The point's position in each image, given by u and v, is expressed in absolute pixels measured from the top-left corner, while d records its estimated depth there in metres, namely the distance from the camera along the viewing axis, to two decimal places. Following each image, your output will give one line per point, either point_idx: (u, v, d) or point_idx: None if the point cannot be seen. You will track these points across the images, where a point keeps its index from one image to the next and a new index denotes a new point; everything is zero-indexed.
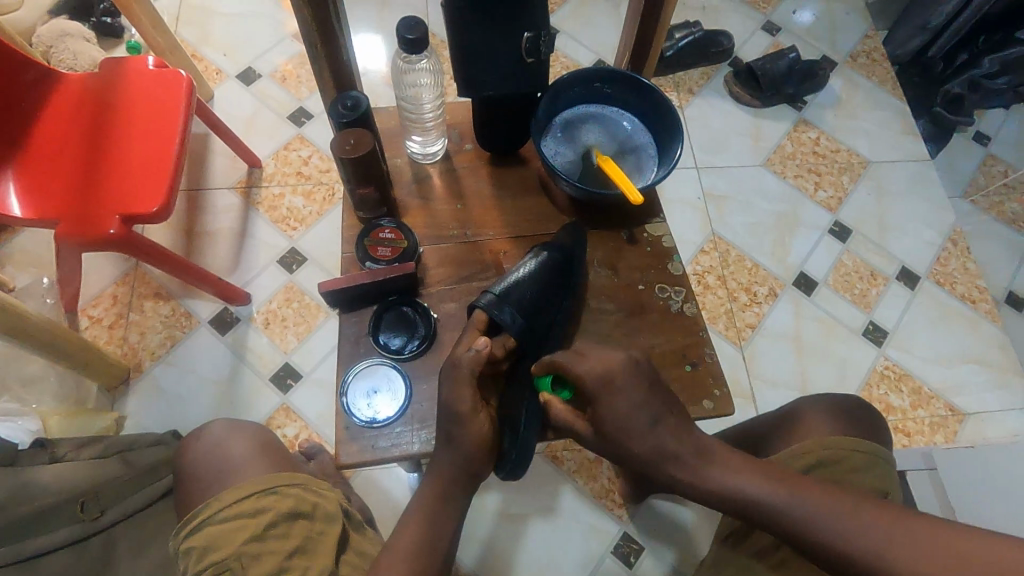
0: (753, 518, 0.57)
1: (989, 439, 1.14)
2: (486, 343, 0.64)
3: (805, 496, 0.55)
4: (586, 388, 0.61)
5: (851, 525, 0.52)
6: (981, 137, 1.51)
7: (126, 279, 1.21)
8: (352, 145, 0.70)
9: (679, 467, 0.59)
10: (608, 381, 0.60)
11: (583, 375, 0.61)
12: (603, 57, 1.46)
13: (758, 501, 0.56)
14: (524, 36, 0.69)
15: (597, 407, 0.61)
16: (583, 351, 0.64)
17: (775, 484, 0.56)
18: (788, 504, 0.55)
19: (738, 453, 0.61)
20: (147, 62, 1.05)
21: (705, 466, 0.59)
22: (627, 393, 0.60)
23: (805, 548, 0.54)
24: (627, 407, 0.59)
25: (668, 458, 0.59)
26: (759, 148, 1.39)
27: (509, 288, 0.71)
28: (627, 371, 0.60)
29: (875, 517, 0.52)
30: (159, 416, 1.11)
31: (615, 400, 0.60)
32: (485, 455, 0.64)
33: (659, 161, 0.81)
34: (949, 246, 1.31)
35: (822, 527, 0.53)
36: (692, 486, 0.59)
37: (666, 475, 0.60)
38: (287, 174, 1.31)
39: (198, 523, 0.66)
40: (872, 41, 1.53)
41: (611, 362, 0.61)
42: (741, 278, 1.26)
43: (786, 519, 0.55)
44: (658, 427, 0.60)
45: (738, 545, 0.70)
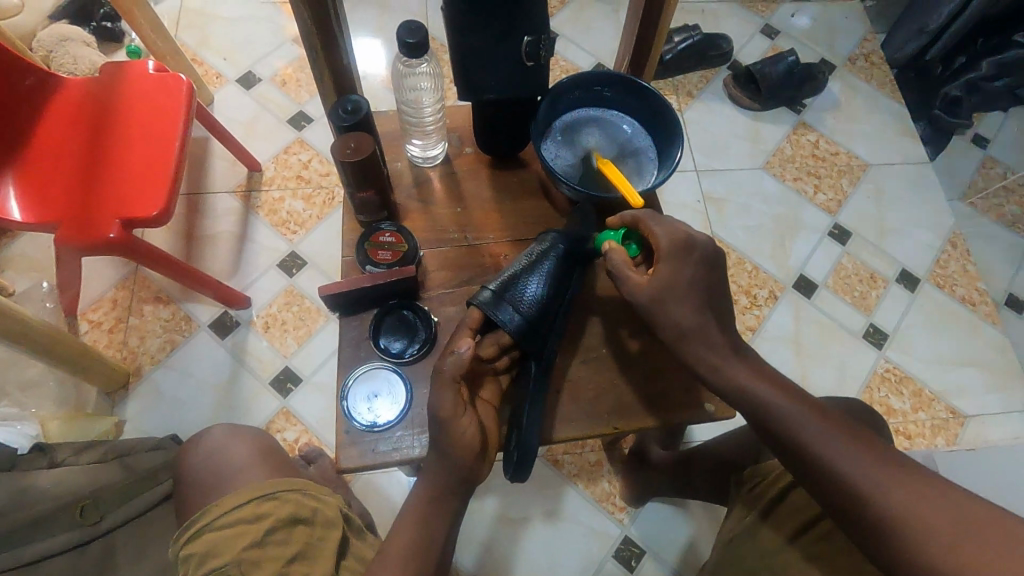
0: (763, 426, 0.58)
1: (990, 441, 1.14)
2: (468, 347, 0.64)
3: (819, 420, 0.55)
4: (659, 243, 0.63)
5: (854, 457, 0.52)
6: (979, 140, 1.51)
7: (126, 283, 1.21)
8: (352, 149, 0.70)
9: (710, 351, 0.61)
10: (685, 245, 0.63)
11: (658, 233, 0.63)
12: (602, 61, 1.46)
13: (772, 408, 0.57)
14: (524, 40, 0.69)
15: (661, 262, 0.62)
16: (666, 218, 0.65)
17: (797, 404, 0.57)
18: (801, 420, 0.56)
19: (772, 370, 0.62)
20: (148, 67, 1.05)
21: (734, 361, 0.61)
22: (689, 264, 0.62)
23: (802, 468, 0.54)
24: (689, 274, 0.62)
25: (703, 337, 0.61)
26: (758, 151, 1.39)
27: (508, 283, 0.69)
28: (705, 247, 0.63)
29: (882, 461, 0.52)
30: (159, 420, 1.11)
31: (682, 264, 0.62)
32: (475, 461, 0.63)
33: (659, 164, 0.81)
34: (949, 249, 1.32)
35: (826, 445, 0.53)
36: (715, 372, 0.61)
37: (691, 354, 0.62)
38: (287, 178, 1.31)
39: (196, 530, 0.66)
40: (870, 45, 1.54)
41: (690, 232, 0.64)
42: (741, 281, 1.26)
43: (794, 434, 0.55)
44: (705, 312, 0.62)
45: (765, 522, 0.69)
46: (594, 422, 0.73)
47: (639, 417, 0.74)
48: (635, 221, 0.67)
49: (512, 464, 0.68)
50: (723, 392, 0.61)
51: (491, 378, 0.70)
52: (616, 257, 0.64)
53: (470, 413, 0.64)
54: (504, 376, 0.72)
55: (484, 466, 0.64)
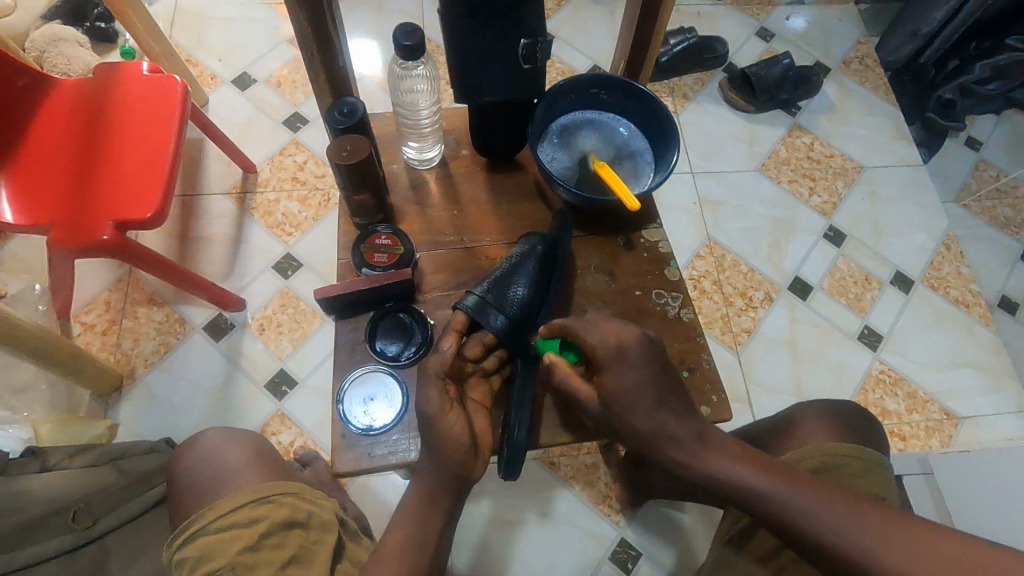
0: (749, 508, 0.56)
1: (984, 443, 1.15)
2: (451, 345, 0.66)
3: (802, 491, 0.54)
4: (595, 356, 0.62)
5: (846, 527, 0.51)
6: (972, 143, 1.52)
7: (120, 285, 1.20)
8: (348, 152, 0.70)
9: (677, 448, 0.59)
10: (619, 352, 0.61)
11: (592, 346, 0.62)
12: (598, 63, 1.46)
13: (753, 490, 0.56)
14: (521, 43, 0.69)
15: (602, 375, 0.62)
16: (596, 323, 0.64)
17: (774, 479, 0.56)
18: (781, 495, 0.54)
19: (739, 445, 0.60)
20: (142, 68, 1.04)
21: (705, 449, 0.59)
22: (632, 368, 0.61)
23: (798, 544, 0.54)
24: (633, 379, 0.60)
25: (668, 438, 0.59)
26: (753, 154, 1.40)
27: (493, 286, 0.69)
28: (642, 347, 0.61)
29: (873, 521, 0.51)
30: (152, 423, 1.10)
31: (624, 370, 0.60)
32: (466, 457, 0.63)
33: (655, 167, 0.81)
34: (943, 251, 1.32)
35: (815, 516, 0.53)
36: (686, 467, 0.59)
37: (663, 455, 0.60)
38: (282, 180, 1.31)
39: (190, 533, 0.65)
40: (865, 47, 1.54)
41: (622, 336, 0.62)
42: (737, 283, 1.26)
43: (783, 515, 0.54)
44: (662, 409, 0.60)
45: (739, 549, 0.70)
46: (589, 426, 0.73)
47: None
48: (563, 330, 0.66)
49: (504, 466, 0.68)
50: (697, 482, 0.59)
51: (481, 378, 0.70)
52: (560, 371, 0.65)
53: (458, 409, 0.64)
54: (496, 379, 0.72)
55: (477, 463, 0.64)
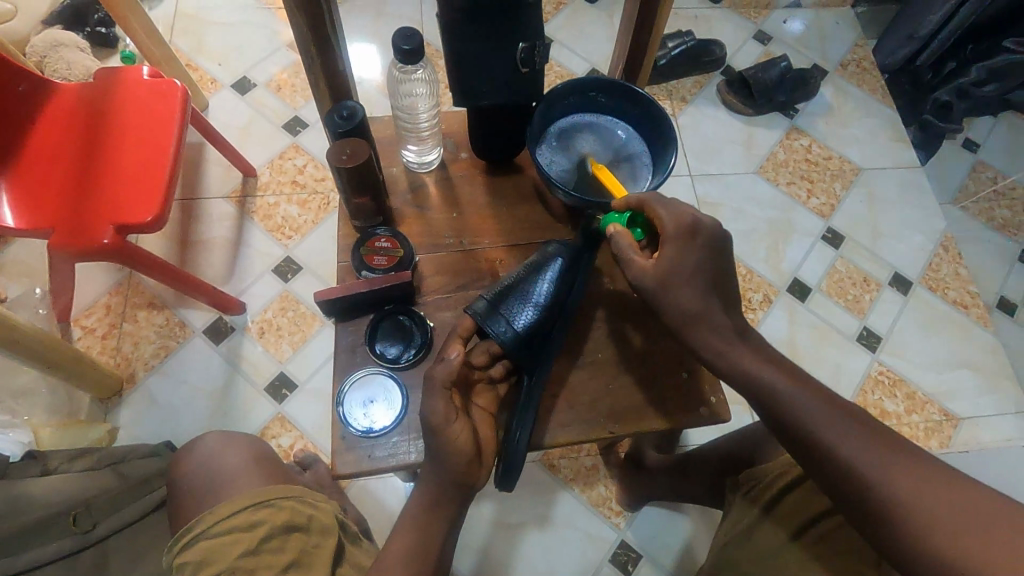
0: (766, 409, 0.57)
1: (983, 444, 1.15)
2: (458, 354, 0.64)
3: (823, 404, 0.55)
4: (665, 226, 0.62)
5: (856, 443, 0.52)
6: (969, 144, 1.52)
7: (120, 289, 1.21)
8: (348, 155, 0.70)
9: (716, 335, 0.60)
10: (691, 229, 0.61)
11: (663, 215, 0.62)
12: (597, 66, 1.47)
13: (776, 392, 0.57)
14: (519, 47, 0.70)
15: (666, 245, 0.61)
16: (675, 201, 0.64)
17: (800, 386, 0.57)
18: (804, 405, 0.55)
19: (773, 352, 0.61)
20: (142, 72, 1.05)
21: (740, 344, 0.60)
22: (694, 250, 0.61)
23: (808, 453, 0.54)
24: (692, 259, 0.61)
25: (708, 322, 0.61)
26: (752, 156, 1.40)
27: (505, 294, 0.69)
28: (711, 230, 0.62)
29: (889, 450, 0.51)
30: (152, 427, 1.10)
31: (685, 248, 0.61)
32: (470, 467, 0.63)
33: (653, 169, 0.81)
34: (941, 252, 1.33)
35: (832, 432, 0.53)
36: (720, 357, 0.60)
37: (697, 339, 0.61)
38: (282, 183, 1.31)
39: (190, 538, 0.65)
40: (862, 50, 1.55)
41: (697, 215, 0.63)
42: (735, 285, 1.26)
43: (800, 420, 0.55)
44: (711, 296, 0.61)
45: (768, 522, 0.69)
46: (589, 427, 0.74)
47: (636, 421, 0.74)
48: (641, 207, 0.66)
49: (500, 474, 0.69)
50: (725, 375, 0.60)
51: (486, 386, 0.70)
52: (621, 240, 0.63)
53: (463, 419, 0.63)
54: (501, 385, 0.71)
55: (478, 472, 0.64)
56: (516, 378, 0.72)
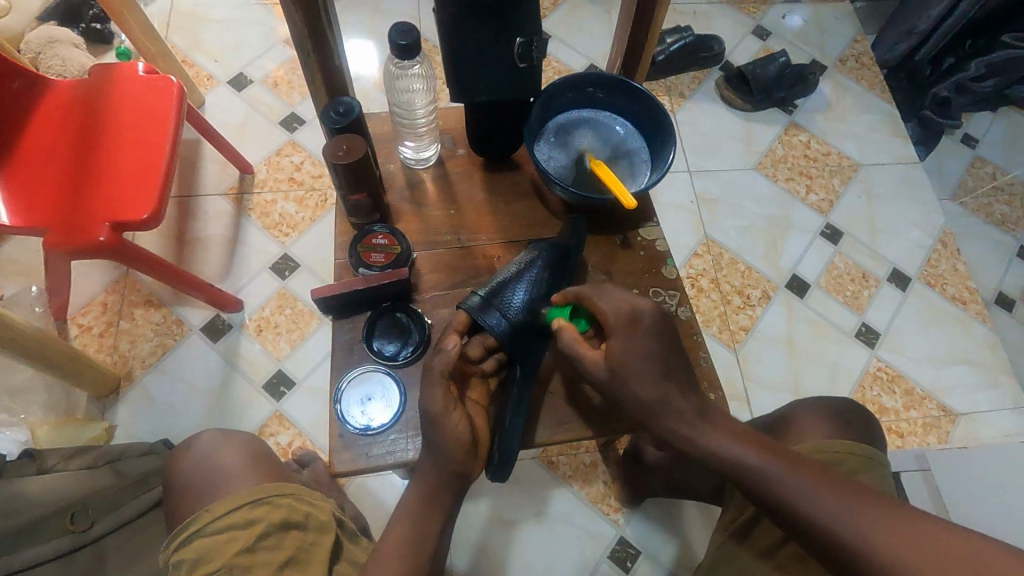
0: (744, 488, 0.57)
1: (981, 439, 1.15)
2: (455, 343, 0.64)
3: (797, 472, 0.55)
4: (608, 320, 0.63)
5: (837, 509, 0.51)
6: (968, 140, 1.52)
7: (116, 287, 1.20)
8: (344, 152, 0.70)
9: (678, 419, 0.60)
10: (632, 319, 0.63)
11: (604, 308, 0.64)
12: (594, 62, 1.46)
13: (750, 468, 0.56)
14: (517, 42, 0.69)
15: (612, 338, 0.62)
16: (610, 290, 0.66)
17: (771, 458, 0.56)
18: (777, 478, 0.55)
19: (738, 423, 0.61)
20: (137, 68, 1.04)
21: (704, 424, 0.60)
22: (638, 337, 0.62)
23: (793, 527, 0.54)
24: (641, 347, 0.61)
25: (670, 409, 0.60)
26: (750, 152, 1.40)
27: (497, 289, 0.69)
28: (652, 316, 0.63)
29: (869, 509, 0.51)
30: (150, 425, 1.10)
31: (634, 337, 0.61)
32: (465, 458, 0.63)
33: (652, 166, 0.81)
34: (939, 248, 1.32)
35: (811, 500, 0.53)
36: (686, 442, 0.60)
37: (663, 427, 0.61)
38: (279, 181, 1.31)
39: (187, 536, 0.65)
40: (861, 45, 1.54)
41: (637, 305, 0.64)
42: (734, 282, 1.26)
43: (780, 494, 0.54)
44: (664, 380, 0.61)
45: (749, 536, 0.70)
46: (587, 424, 0.73)
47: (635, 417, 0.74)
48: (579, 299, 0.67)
49: (492, 464, 0.68)
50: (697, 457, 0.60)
51: (479, 380, 0.70)
52: (567, 336, 0.64)
53: (461, 409, 0.64)
54: (492, 381, 0.71)
55: (470, 462, 0.64)
56: (507, 373, 0.72)
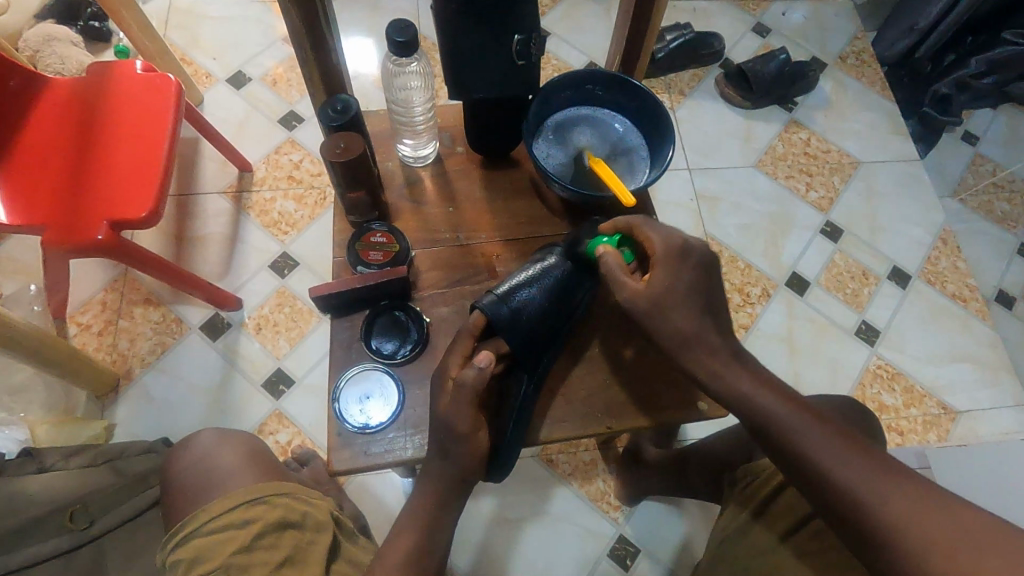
0: (764, 434, 0.58)
1: (982, 438, 1.15)
2: (488, 361, 0.61)
3: (822, 429, 0.56)
4: (655, 247, 0.64)
5: (851, 466, 0.53)
6: (969, 137, 1.52)
7: (116, 285, 1.20)
8: (342, 149, 0.69)
9: (711, 356, 0.63)
10: (682, 251, 0.64)
11: (654, 238, 0.65)
12: (594, 59, 1.46)
13: (774, 418, 0.58)
14: (515, 39, 0.69)
15: (656, 268, 0.64)
16: (662, 223, 0.67)
17: (800, 412, 0.58)
18: (796, 425, 0.56)
19: (771, 375, 0.63)
20: (135, 66, 1.04)
21: (735, 364, 0.63)
22: (684, 270, 0.64)
23: (802, 475, 0.55)
24: (687, 278, 0.64)
25: (704, 343, 0.63)
26: (750, 150, 1.39)
27: (514, 290, 0.68)
28: (702, 253, 0.65)
29: (880, 470, 0.52)
30: (149, 424, 1.10)
31: (679, 268, 0.64)
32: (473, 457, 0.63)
33: (651, 163, 0.81)
34: (940, 246, 1.32)
35: (824, 451, 0.54)
36: (716, 379, 0.62)
37: (695, 362, 0.63)
38: (279, 179, 1.30)
39: (185, 534, 0.65)
40: (861, 43, 1.54)
41: (687, 238, 0.66)
42: (734, 279, 1.26)
43: (797, 445, 0.55)
44: (704, 317, 0.64)
45: (750, 532, 0.69)
46: (585, 422, 0.73)
47: (634, 416, 0.74)
48: (629, 229, 0.68)
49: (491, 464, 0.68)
50: (727, 398, 0.62)
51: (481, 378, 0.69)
52: (611, 261, 0.65)
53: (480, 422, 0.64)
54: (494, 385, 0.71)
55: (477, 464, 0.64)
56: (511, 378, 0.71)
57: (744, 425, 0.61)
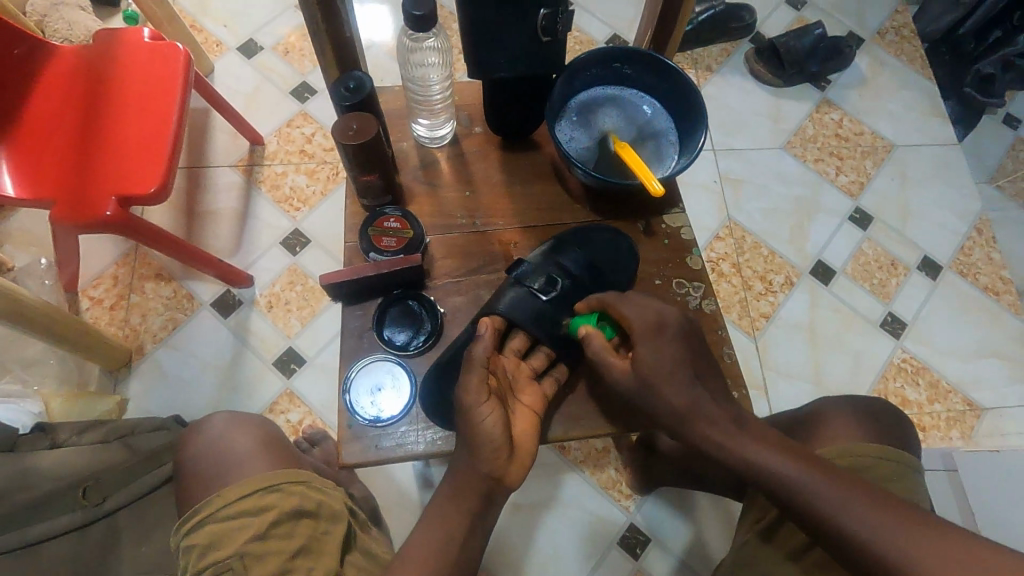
0: (776, 495, 0.57)
1: (1006, 435, 1.11)
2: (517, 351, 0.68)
3: (831, 482, 0.55)
4: (634, 326, 0.63)
5: (867, 517, 0.52)
6: (1010, 121, 1.45)
7: (127, 259, 1.18)
8: (354, 131, 0.66)
9: (711, 424, 0.60)
10: (658, 326, 0.63)
11: (630, 315, 0.64)
12: (618, 32, 1.40)
13: (776, 474, 0.57)
14: (541, 14, 0.64)
15: (639, 344, 0.62)
16: (634, 298, 0.66)
17: (805, 467, 0.56)
18: (812, 484, 0.55)
19: (768, 430, 0.61)
20: (143, 34, 1.00)
21: (739, 431, 0.60)
22: (668, 342, 0.63)
23: (825, 537, 0.54)
24: (669, 355, 0.62)
25: (700, 413, 0.61)
26: (778, 130, 1.34)
27: (547, 286, 0.69)
28: (678, 324, 0.64)
29: (904, 524, 0.51)
30: (162, 400, 1.10)
31: (660, 344, 0.62)
32: (506, 458, 0.61)
33: (680, 149, 0.77)
34: (974, 236, 1.27)
35: (844, 513, 0.53)
36: (720, 447, 0.60)
37: (695, 432, 0.60)
38: (290, 153, 1.27)
39: (199, 519, 0.64)
40: (902, 17, 1.46)
41: (662, 311, 0.65)
42: (757, 267, 1.22)
43: (817, 507, 0.54)
44: (695, 385, 0.62)
45: (774, 537, 0.68)
46: (603, 419, 0.71)
47: None
48: (604, 307, 0.67)
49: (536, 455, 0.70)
50: (726, 463, 0.60)
51: (530, 379, 0.68)
52: (595, 343, 0.64)
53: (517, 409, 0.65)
54: (547, 381, 0.69)
55: (517, 467, 0.62)
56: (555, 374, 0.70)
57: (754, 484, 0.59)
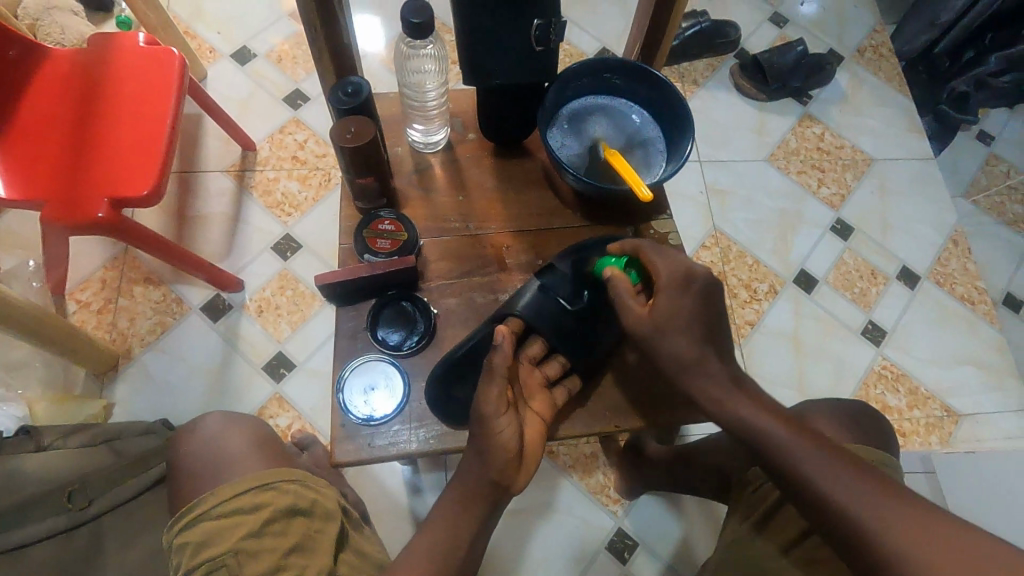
0: (765, 458, 0.59)
1: (983, 440, 1.14)
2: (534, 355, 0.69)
3: (821, 452, 0.56)
4: (660, 276, 0.65)
5: (847, 487, 0.53)
6: (984, 137, 1.50)
7: (115, 263, 1.18)
8: (352, 133, 0.67)
9: (709, 381, 0.63)
10: (684, 279, 0.65)
11: (659, 265, 0.66)
12: (607, 46, 1.43)
13: (771, 437, 0.58)
14: (535, 23, 0.66)
15: (661, 292, 0.65)
16: (671, 251, 0.67)
17: (796, 434, 0.58)
18: (797, 451, 0.57)
19: (770, 399, 0.63)
20: (137, 39, 1.01)
21: (737, 393, 0.62)
22: (690, 297, 0.64)
23: (801, 498, 0.55)
24: (688, 308, 0.64)
25: (703, 369, 0.63)
26: (762, 143, 1.37)
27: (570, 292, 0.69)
28: (707, 279, 0.65)
29: (883, 498, 0.52)
30: (148, 404, 1.09)
31: (683, 299, 0.64)
32: (513, 469, 0.62)
33: (668, 156, 0.79)
34: (950, 247, 1.31)
35: (822, 480, 0.54)
36: (717, 408, 0.62)
37: (693, 386, 0.63)
38: (282, 159, 1.28)
39: (192, 517, 0.64)
40: (880, 36, 1.51)
41: (691, 265, 0.66)
42: (742, 275, 1.25)
43: (798, 469, 0.56)
44: (706, 345, 0.63)
45: (760, 535, 0.69)
46: (593, 420, 0.72)
47: (641, 415, 0.73)
48: (636, 251, 0.68)
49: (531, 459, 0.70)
50: (722, 420, 0.62)
51: (543, 388, 0.69)
52: (619, 286, 0.65)
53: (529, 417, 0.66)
54: (558, 390, 0.70)
55: (522, 477, 0.64)
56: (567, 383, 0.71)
57: (746, 449, 0.61)
